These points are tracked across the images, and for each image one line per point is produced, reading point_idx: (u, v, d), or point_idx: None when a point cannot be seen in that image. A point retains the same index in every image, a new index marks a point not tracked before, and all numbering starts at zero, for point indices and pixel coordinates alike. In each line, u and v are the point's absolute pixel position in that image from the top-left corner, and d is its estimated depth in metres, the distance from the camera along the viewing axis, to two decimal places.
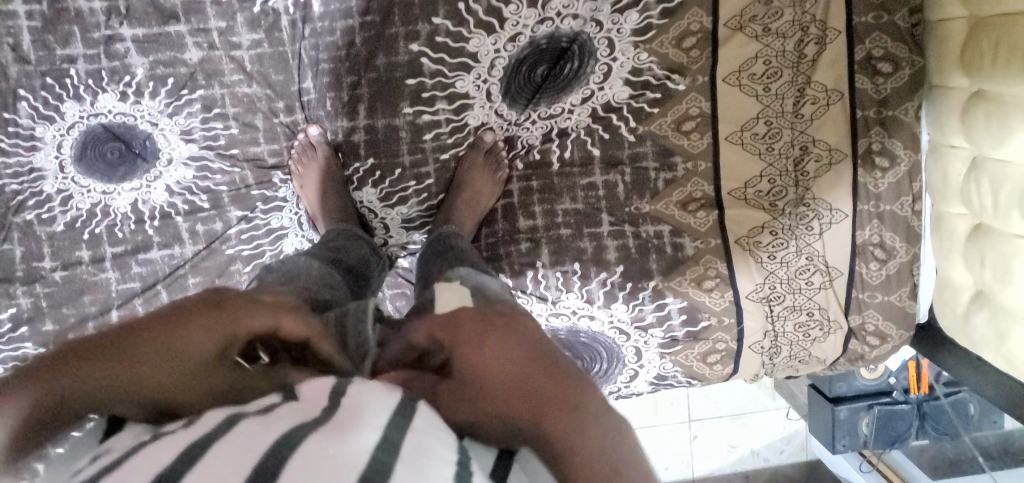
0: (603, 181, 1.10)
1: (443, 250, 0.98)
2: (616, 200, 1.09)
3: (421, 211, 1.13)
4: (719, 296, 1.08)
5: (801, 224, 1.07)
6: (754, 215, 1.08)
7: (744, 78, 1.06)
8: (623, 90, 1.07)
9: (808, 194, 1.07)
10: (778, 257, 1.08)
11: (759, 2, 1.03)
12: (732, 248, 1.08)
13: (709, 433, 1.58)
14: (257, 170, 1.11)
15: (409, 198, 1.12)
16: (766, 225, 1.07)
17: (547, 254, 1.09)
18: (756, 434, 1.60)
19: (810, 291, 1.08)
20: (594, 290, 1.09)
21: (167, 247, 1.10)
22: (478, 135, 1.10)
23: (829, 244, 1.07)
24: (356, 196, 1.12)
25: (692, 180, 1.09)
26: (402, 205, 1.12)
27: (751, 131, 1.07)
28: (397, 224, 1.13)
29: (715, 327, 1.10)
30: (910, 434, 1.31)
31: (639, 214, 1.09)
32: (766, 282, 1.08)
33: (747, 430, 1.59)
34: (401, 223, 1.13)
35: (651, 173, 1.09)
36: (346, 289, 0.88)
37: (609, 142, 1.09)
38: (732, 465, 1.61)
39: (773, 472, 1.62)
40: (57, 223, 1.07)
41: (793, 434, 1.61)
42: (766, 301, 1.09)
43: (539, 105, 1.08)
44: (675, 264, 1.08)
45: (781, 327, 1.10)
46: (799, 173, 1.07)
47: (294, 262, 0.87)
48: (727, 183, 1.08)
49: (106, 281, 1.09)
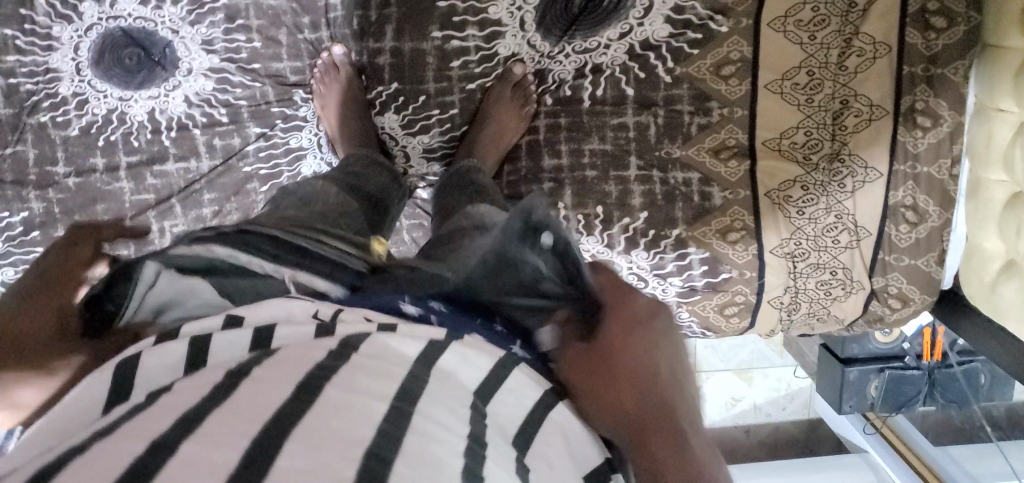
0: (634, 122, 1.06)
1: (465, 181, 0.95)
2: (645, 142, 1.06)
3: (443, 141, 1.10)
4: (742, 249, 1.06)
5: (833, 179, 1.04)
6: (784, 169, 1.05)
7: (790, 24, 1.01)
8: (663, 29, 1.03)
9: (844, 149, 1.03)
10: (806, 213, 1.05)
11: None
12: (760, 201, 1.05)
13: (713, 385, 1.60)
14: (277, 87, 1.08)
15: (432, 127, 1.08)
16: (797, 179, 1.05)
17: (570, 194, 1.06)
18: (758, 389, 1.62)
19: (835, 250, 1.06)
20: (615, 236, 1.06)
21: (183, 160, 1.08)
22: (508, 66, 1.06)
23: (860, 203, 1.04)
24: (378, 121, 1.09)
25: (726, 127, 1.05)
26: (423, 134, 1.09)
27: (792, 80, 1.03)
28: (417, 154, 1.10)
29: (736, 279, 1.08)
30: (918, 399, 1.33)
31: (668, 159, 1.06)
32: (792, 237, 1.06)
33: (751, 385, 1.61)
34: (422, 153, 1.10)
35: (684, 116, 1.05)
36: (365, 213, 0.86)
37: (644, 81, 1.05)
38: (734, 418, 1.61)
39: (773, 429, 1.63)
40: (72, 128, 1.05)
41: (797, 391, 1.63)
42: (788, 257, 1.07)
43: (574, 39, 1.04)
44: (701, 212, 1.06)
45: (803, 283, 1.08)
46: (837, 126, 1.03)
47: (310, 187, 0.84)
48: (761, 133, 1.05)
49: (120, 191, 1.07)
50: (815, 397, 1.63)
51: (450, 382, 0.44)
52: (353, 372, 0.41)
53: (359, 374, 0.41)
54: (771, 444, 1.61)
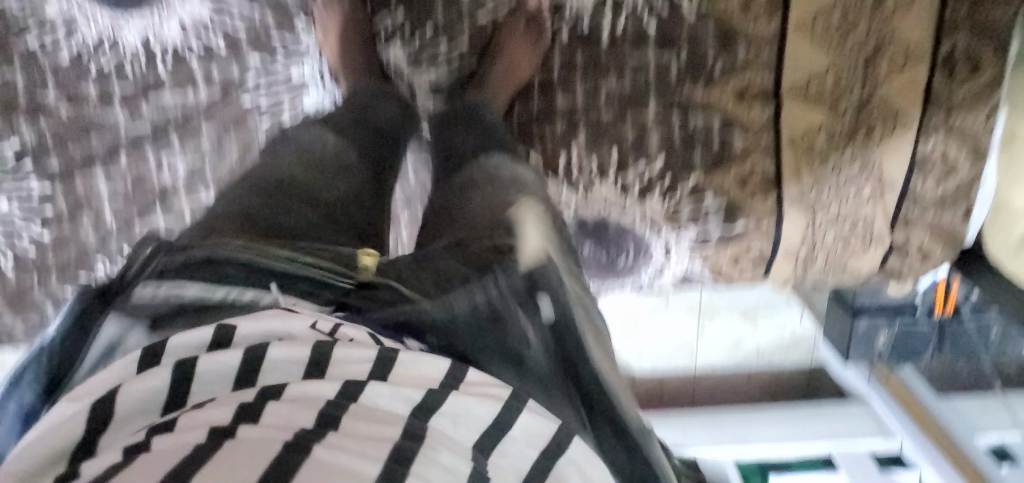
0: (654, 61, 1.01)
1: (473, 123, 0.89)
2: (665, 83, 1.01)
3: (450, 78, 1.04)
4: (760, 200, 1.03)
5: (860, 127, 1.00)
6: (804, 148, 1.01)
7: None
8: None
9: (874, 95, 0.98)
10: (831, 163, 1.01)
11: None
12: (784, 148, 1.01)
13: (717, 328, 1.58)
14: (277, 13, 1.02)
15: (439, 63, 1.03)
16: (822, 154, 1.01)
17: (584, 137, 1.02)
18: (764, 334, 1.60)
19: (858, 202, 1.02)
20: (630, 181, 1.03)
21: (180, 90, 1.03)
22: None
23: (888, 153, 1.00)
24: (384, 56, 1.04)
25: (752, 69, 1.00)
26: (430, 70, 1.03)
27: (824, 20, 0.96)
28: (422, 91, 1.04)
29: (753, 230, 1.04)
30: (928, 349, 1.35)
31: (688, 102, 1.01)
32: (814, 188, 1.02)
33: (757, 330, 1.59)
34: (428, 90, 1.04)
35: (708, 57, 1.00)
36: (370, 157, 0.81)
37: (668, 18, 0.99)
38: (735, 361, 1.62)
39: (775, 375, 1.64)
40: (62, 54, 1.00)
41: (802, 339, 1.60)
42: (807, 206, 1.03)
43: None
44: (719, 160, 1.02)
45: (822, 236, 1.05)
46: (869, 70, 0.98)
47: (310, 133, 0.79)
48: (788, 77, 0.99)
49: (114, 121, 1.03)
50: (821, 345, 1.61)
51: (444, 440, 0.43)
52: (345, 436, 0.41)
53: (353, 437, 0.41)
54: (770, 390, 1.65)
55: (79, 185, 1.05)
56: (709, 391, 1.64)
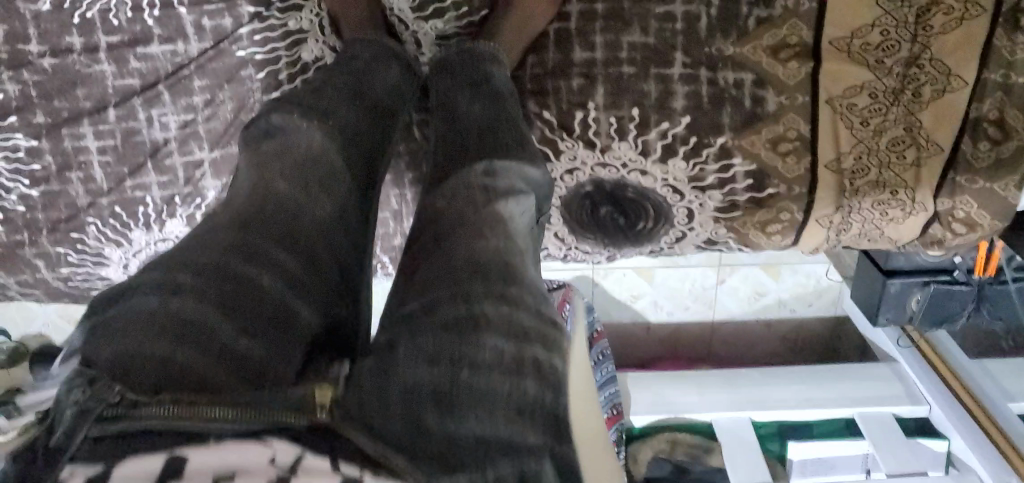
0: (682, 12, 0.92)
1: (481, 100, 0.81)
2: (694, 36, 0.92)
3: (459, 27, 0.96)
4: (793, 163, 0.95)
5: (906, 88, 0.91)
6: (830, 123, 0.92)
7: None
8: None
9: (925, 52, 0.89)
10: (872, 124, 0.92)
11: None
12: (820, 108, 0.92)
13: (737, 279, 1.50)
14: None
15: (447, 11, 0.95)
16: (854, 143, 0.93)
17: (603, 94, 0.94)
18: (787, 285, 1.52)
19: (899, 167, 0.94)
20: (651, 142, 0.95)
21: (169, 42, 0.96)
22: None
23: (935, 116, 0.91)
24: (386, 3, 0.96)
25: (790, 21, 0.91)
26: (438, 18, 0.95)
27: None
28: (430, 41, 0.96)
29: (783, 195, 0.97)
30: (963, 313, 1.26)
31: (718, 58, 0.92)
32: (852, 151, 0.94)
33: (780, 282, 1.51)
34: (435, 40, 0.96)
35: (741, 8, 0.91)
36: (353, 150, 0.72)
37: None
38: (755, 313, 1.55)
39: (797, 324, 1.58)
40: (43, 2, 0.93)
41: (826, 290, 1.53)
42: (840, 171, 0.95)
43: None
44: (750, 121, 0.94)
45: (857, 203, 0.96)
46: (921, 25, 0.89)
47: (294, 126, 0.69)
48: (829, 30, 0.90)
49: (101, 75, 0.96)
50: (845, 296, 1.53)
51: None
52: None
53: None
54: (791, 340, 1.60)
55: (67, 142, 0.99)
56: (726, 342, 1.60)
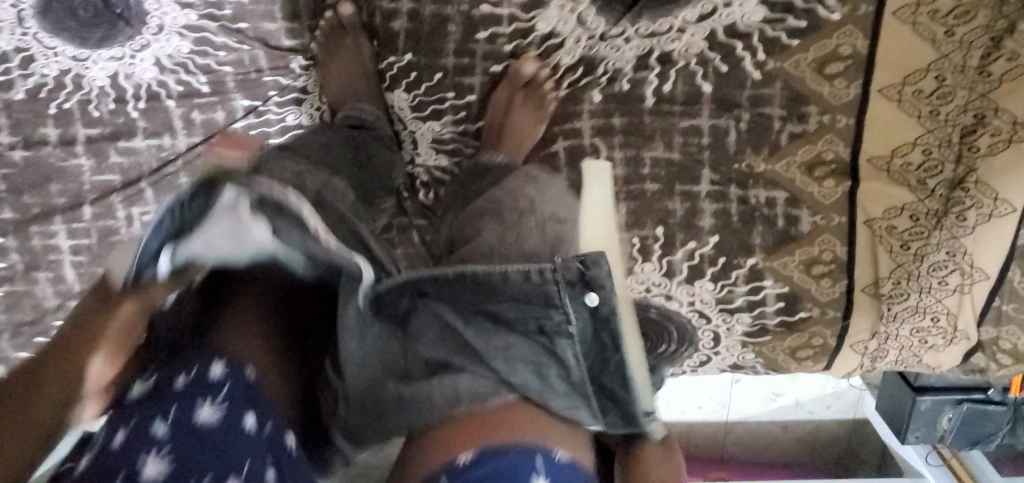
0: (710, 126, 0.86)
1: (511, 179, 0.73)
2: (722, 153, 0.86)
3: (456, 132, 0.89)
4: (828, 286, 0.89)
5: (950, 211, 0.84)
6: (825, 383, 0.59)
7: (923, 13, 0.79)
8: (757, 12, 0.81)
9: (970, 175, 0.83)
10: (913, 249, 0.87)
11: None
12: (858, 231, 0.87)
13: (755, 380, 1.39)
14: (270, 52, 0.88)
15: (444, 113, 0.88)
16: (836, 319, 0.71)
17: (626, 210, 0.89)
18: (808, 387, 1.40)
19: (940, 293, 0.87)
20: (676, 263, 0.89)
21: (155, 136, 0.88)
22: (515, 63, 0.85)
23: (981, 243, 0.84)
24: (386, 98, 0.89)
25: (825, 137, 0.84)
26: (435, 120, 0.89)
27: (914, 87, 0.82)
28: (426, 141, 0.89)
29: (815, 319, 0.91)
30: (997, 436, 1.19)
31: (749, 174, 0.87)
32: (891, 276, 0.88)
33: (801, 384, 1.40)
34: (431, 142, 0.89)
35: (774, 122, 0.85)
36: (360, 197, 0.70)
37: (726, 77, 0.84)
38: (772, 414, 1.44)
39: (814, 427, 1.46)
40: (16, 91, 0.86)
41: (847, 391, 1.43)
42: (878, 296, 0.89)
43: (640, 19, 0.83)
44: (784, 240, 0.88)
45: (895, 329, 0.90)
46: (966, 146, 0.82)
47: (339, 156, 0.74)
48: (868, 148, 0.84)
49: (78, 169, 0.89)
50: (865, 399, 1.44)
51: None
52: None
53: None
54: (809, 442, 1.48)
55: (36, 240, 0.90)
56: (742, 444, 1.48)
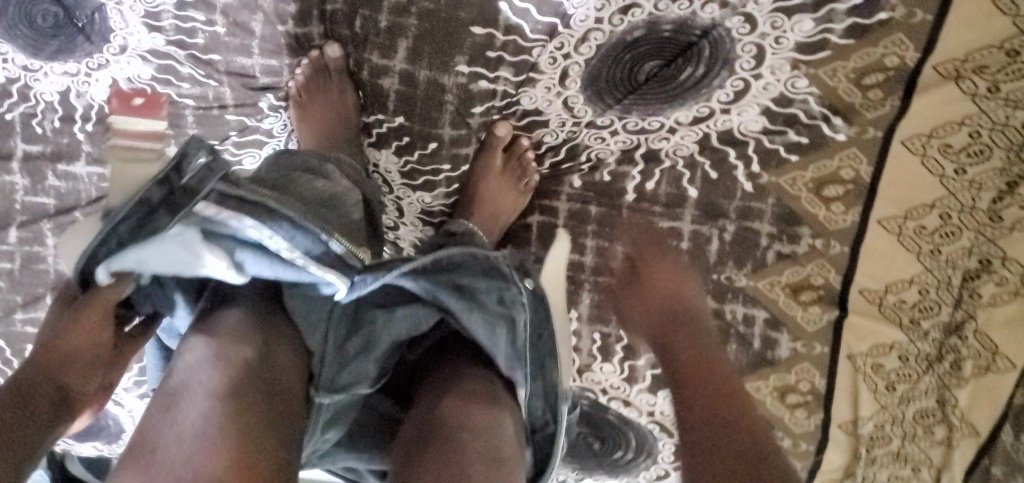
0: (691, 232, 0.81)
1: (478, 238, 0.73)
2: (701, 261, 0.80)
3: (446, 203, 0.85)
4: (803, 417, 0.82)
5: (943, 358, 0.78)
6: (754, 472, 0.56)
7: (933, 147, 0.73)
8: (756, 121, 0.76)
9: (968, 322, 0.76)
10: (898, 391, 0.80)
11: (999, 49, 0.69)
12: (840, 364, 0.80)
13: None
14: (239, 89, 0.80)
15: (438, 184, 0.84)
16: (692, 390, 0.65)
17: (588, 303, 0.82)
18: None
19: (925, 443, 0.79)
20: (639, 369, 0.82)
21: (98, 163, 0.82)
22: (491, 130, 0.80)
23: (974, 395, 0.77)
24: (372, 154, 0.83)
25: (816, 261, 0.79)
26: (425, 191, 0.84)
27: (917, 221, 0.76)
28: (413, 212, 0.86)
29: (787, 449, 0.83)
30: None
31: (728, 287, 0.80)
32: (872, 417, 0.80)
33: None
34: (419, 212, 0.86)
35: (760, 238, 0.79)
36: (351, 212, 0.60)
37: (715, 184, 0.79)
38: None
39: None
40: None
41: None
42: (857, 436, 0.81)
43: (630, 112, 0.77)
44: (759, 362, 0.81)
45: (873, 474, 0.81)
46: (967, 291, 0.76)
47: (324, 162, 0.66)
48: (861, 279, 0.78)
49: (10, 187, 0.83)
50: None
51: None
52: None
53: None
54: None
55: None
56: None
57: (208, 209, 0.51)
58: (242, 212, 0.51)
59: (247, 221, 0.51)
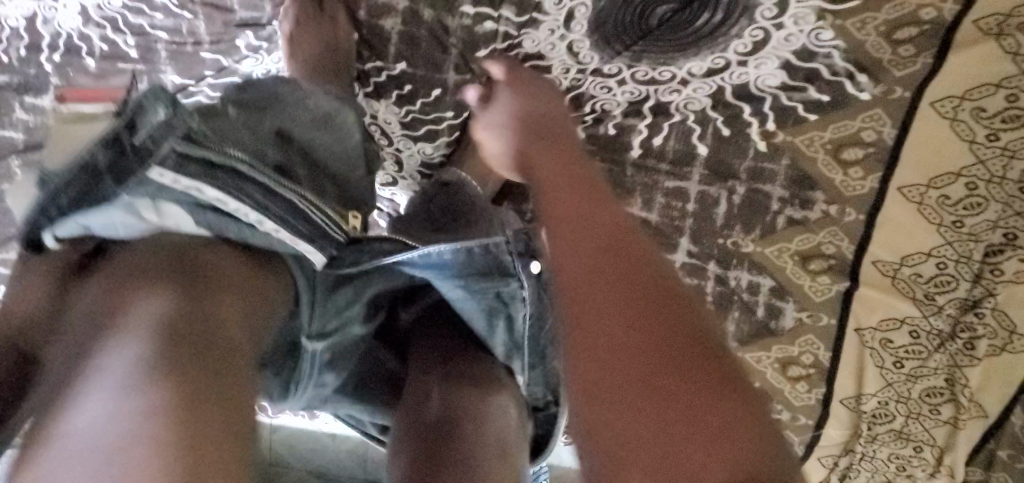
0: (698, 193, 0.75)
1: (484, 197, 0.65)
2: (708, 223, 0.76)
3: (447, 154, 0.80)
4: (804, 390, 0.79)
5: (957, 336, 0.73)
6: (711, 391, 0.36)
7: (965, 111, 0.67)
8: (775, 75, 0.70)
9: (987, 299, 0.71)
10: (906, 368, 0.76)
11: None
12: (847, 338, 0.77)
13: None
14: (212, 22, 0.73)
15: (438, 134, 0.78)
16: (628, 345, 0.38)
17: None
18: None
19: (930, 422, 0.76)
20: None
21: None
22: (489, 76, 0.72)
23: (986, 375, 0.73)
24: (372, 105, 0.77)
25: (828, 229, 0.74)
26: (427, 142, 0.79)
27: (940, 190, 0.70)
28: (414, 164, 0.81)
29: (786, 422, 0.81)
30: None
31: (734, 253, 0.76)
32: (876, 394, 0.77)
33: None
34: (420, 165, 0.81)
35: (771, 202, 0.74)
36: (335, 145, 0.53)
37: (727, 142, 0.74)
38: None
39: None
40: None
41: None
42: (858, 412, 0.78)
43: (639, 61, 0.70)
44: (760, 332, 0.78)
45: (870, 449, 0.79)
46: (989, 267, 0.71)
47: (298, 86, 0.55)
48: (875, 249, 0.73)
49: None
50: None
51: None
52: None
53: None
54: None
55: None
56: None
57: (163, 182, 0.43)
58: (204, 184, 0.43)
59: (212, 194, 0.44)
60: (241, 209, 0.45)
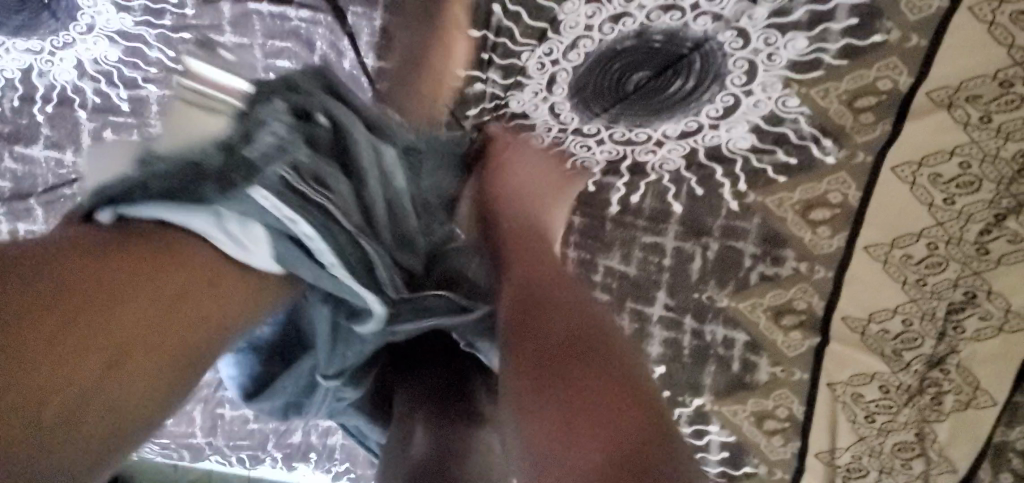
0: (674, 248, 0.78)
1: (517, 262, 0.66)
2: (683, 278, 0.78)
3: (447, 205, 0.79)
4: (779, 444, 0.80)
5: (924, 392, 0.76)
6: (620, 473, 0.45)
7: (923, 175, 0.72)
8: (745, 139, 0.74)
9: (950, 355, 0.75)
10: (879, 423, 0.77)
11: (995, 79, 0.67)
12: (820, 391, 0.78)
13: None
14: None
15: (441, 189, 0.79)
16: (551, 355, 0.54)
17: None
18: None
19: (901, 476, 0.78)
20: None
21: (55, 148, 0.79)
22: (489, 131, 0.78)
23: (953, 431, 0.76)
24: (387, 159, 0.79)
25: (799, 286, 0.76)
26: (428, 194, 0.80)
27: (903, 250, 0.74)
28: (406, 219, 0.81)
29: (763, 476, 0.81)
30: None
31: (709, 306, 0.78)
32: (850, 449, 0.78)
33: None
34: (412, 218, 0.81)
35: (744, 258, 0.77)
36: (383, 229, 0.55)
37: (701, 201, 0.77)
38: None
39: None
40: None
41: None
42: (831, 466, 0.79)
43: (616, 122, 0.75)
44: (735, 386, 0.79)
45: None
46: (951, 325, 0.74)
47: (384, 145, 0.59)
48: (843, 306, 0.76)
49: None
50: None
51: None
52: None
53: None
54: None
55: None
56: None
57: (260, 206, 0.44)
58: (298, 216, 0.45)
59: (304, 229, 0.45)
60: (330, 257, 0.47)
